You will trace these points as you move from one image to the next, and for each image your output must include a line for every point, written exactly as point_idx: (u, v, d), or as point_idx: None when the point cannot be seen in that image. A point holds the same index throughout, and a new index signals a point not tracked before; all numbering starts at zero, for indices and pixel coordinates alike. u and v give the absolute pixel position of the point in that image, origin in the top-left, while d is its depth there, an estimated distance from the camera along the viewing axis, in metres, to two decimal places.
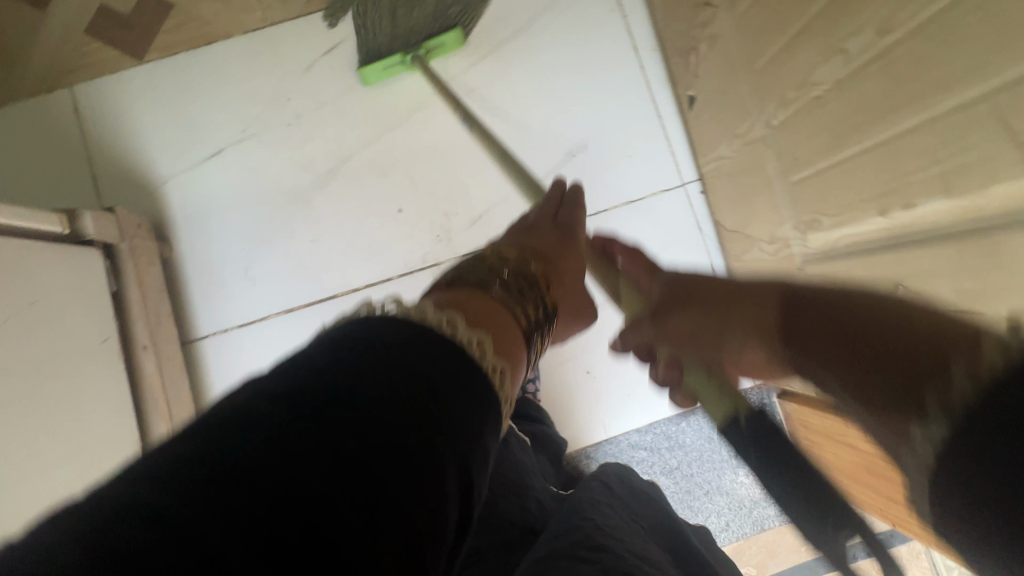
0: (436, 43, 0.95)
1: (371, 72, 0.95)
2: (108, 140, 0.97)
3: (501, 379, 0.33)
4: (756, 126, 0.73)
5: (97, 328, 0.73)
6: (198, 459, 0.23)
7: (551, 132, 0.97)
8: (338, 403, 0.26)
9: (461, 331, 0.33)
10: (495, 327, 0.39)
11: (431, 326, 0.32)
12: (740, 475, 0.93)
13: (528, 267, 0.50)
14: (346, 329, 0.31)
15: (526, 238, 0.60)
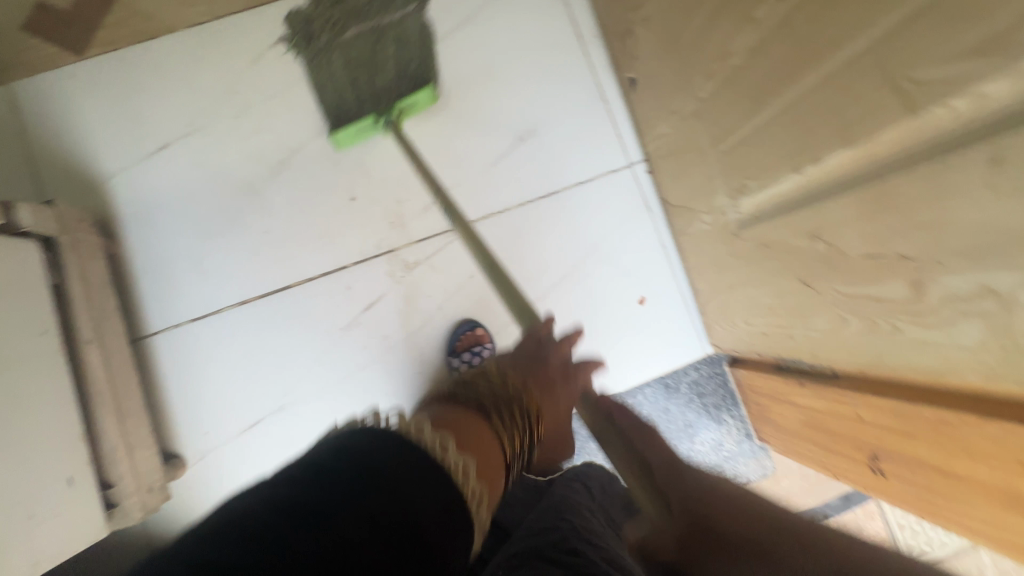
0: (408, 104, 0.93)
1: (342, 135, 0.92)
2: (48, 137, 0.94)
3: (477, 500, 0.44)
4: (688, 101, 0.77)
5: (37, 320, 0.71)
6: (266, 525, 0.34)
7: (501, 118, 1.00)
8: (364, 505, 0.37)
9: (448, 453, 0.44)
10: (479, 451, 0.50)
11: (426, 446, 0.44)
12: (696, 444, 0.96)
13: (509, 396, 0.62)
14: (370, 437, 0.43)
15: (520, 355, 0.69)
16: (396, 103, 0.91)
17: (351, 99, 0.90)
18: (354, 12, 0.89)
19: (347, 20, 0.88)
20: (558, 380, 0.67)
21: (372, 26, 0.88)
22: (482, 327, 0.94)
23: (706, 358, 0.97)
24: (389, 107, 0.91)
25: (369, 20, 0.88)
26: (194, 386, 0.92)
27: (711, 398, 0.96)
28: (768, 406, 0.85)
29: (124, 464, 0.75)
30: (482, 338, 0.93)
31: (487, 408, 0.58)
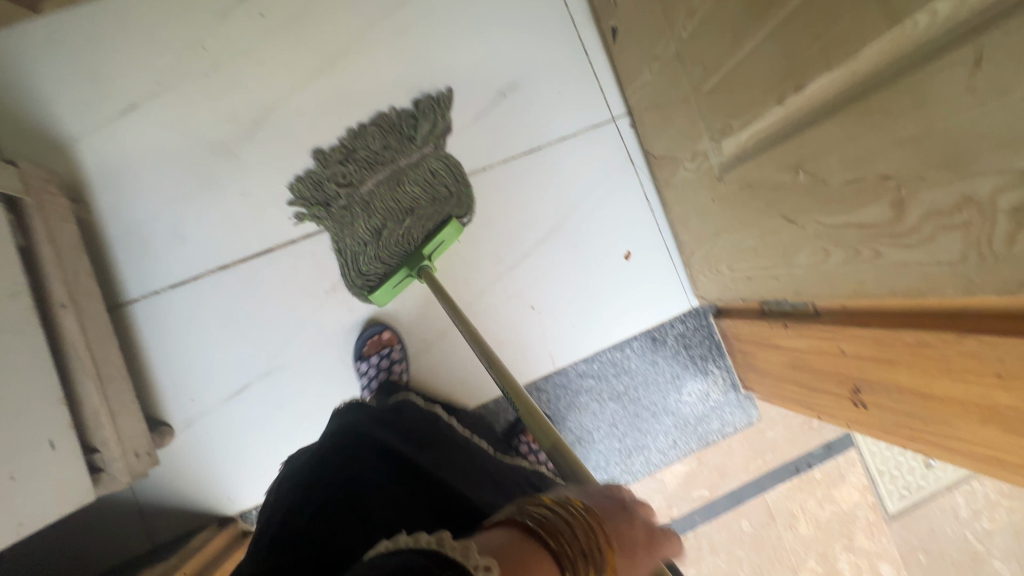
0: (436, 244, 0.90)
1: (378, 294, 0.91)
2: (6, 99, 0.90)
3: None
4: (670, 44, 0.75)
5: (9, 280, 0.68)
6: None
7: (481, 74, 0.97)
8: None
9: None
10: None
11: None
12: (684, 395, 0.97)
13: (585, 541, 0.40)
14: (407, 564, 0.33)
15: (602, 500, 0.46)
16: (423, 247, 0.90)
17: (380, 253, 0.90)
18: (369, 164, 0.91)
19: (364, 174, 0.91)
20: (639, 544, 0.46)
21: (390, 171, 0.91)
22: (390, 330, 0.93)
23: (693, 309, 0.97)
24: (419, 254, 0.89)
25: (385, 167, 0.91)
26: (179, 353, 0.90)
27: (697, 349, 0.97)
28: (753, 351, 0.87)
29: (107, 428, 0.74)
30: (390, 340, 0.92)
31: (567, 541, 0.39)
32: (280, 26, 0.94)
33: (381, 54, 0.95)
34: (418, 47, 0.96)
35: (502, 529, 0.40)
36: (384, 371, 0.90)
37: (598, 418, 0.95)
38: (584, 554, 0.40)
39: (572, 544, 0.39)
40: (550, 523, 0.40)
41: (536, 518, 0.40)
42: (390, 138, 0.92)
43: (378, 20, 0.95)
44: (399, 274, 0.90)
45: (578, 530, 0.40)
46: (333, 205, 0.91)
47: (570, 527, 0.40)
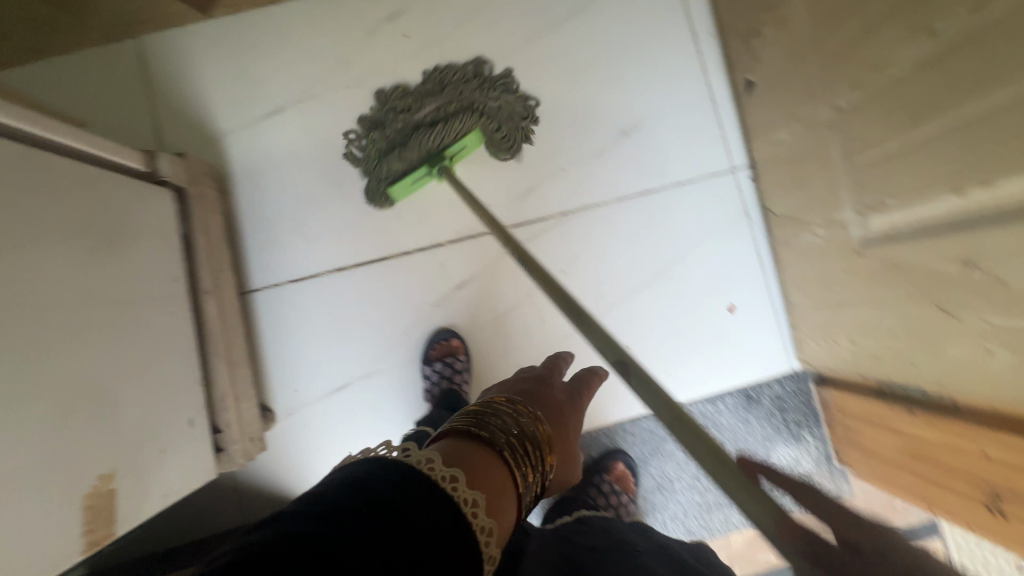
0: (459, 147, 0.92)
1: (396, 188, 0.94)
2: (171, 92, 0.99)
3: (471, 508, 0.41)
4: (821, 109, 0.74)
5: (170, 266, 0.75)
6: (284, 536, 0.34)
7: (606, 112, 0.98)
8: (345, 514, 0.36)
9: (460, 490, 0.41)
10: (496, 492, 0.45)
11: (438, 483, 0.41)
12: (773, 459, 0.94)
13: (515, 423, 0.50)
14: (349, 475, 0.40)
15: (522, 383, 0.59)
16: (447, 149, 0.91)
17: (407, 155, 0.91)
18: (431, 94, 0.96)
19: (423, 102, 0.96)
20: (564, 405, 0.58)
21: (447, 98, 0.95)
22: (458, 337, 0.95)
23: (792, 373, 0.95)
24: (442, 155, 0.90)
25: (444, 95, 0.96)
26: (291, 346, 0.96)
27: (793, 414, 0.94)
28: (859, 429, 0.84)
29: (231, 411, 0.79)
30: (457, 349, 0.94)
31: (498, 425, 0.49)
32: (421, 48, 0.98)
33: (511, 83, 0.98)
34: (547, 79, 0.98)
35: (441, 440, 0.48)
36: (446, 380, 0.92)
37: (682, 468, 0.94)
38: (516, 433, 0.49)
39: (507, 430, 0.49)
40: (481, 421, 0.50)
41: (463, 422, 0.50)
42: (444, 73, 0.97)
43: (513, 51, 0.98)
44: (421, 171, 0.92)
45: (512, 420, 0.50)
46: (388, 127, 0.96)
47: (495, 417, 0.50)
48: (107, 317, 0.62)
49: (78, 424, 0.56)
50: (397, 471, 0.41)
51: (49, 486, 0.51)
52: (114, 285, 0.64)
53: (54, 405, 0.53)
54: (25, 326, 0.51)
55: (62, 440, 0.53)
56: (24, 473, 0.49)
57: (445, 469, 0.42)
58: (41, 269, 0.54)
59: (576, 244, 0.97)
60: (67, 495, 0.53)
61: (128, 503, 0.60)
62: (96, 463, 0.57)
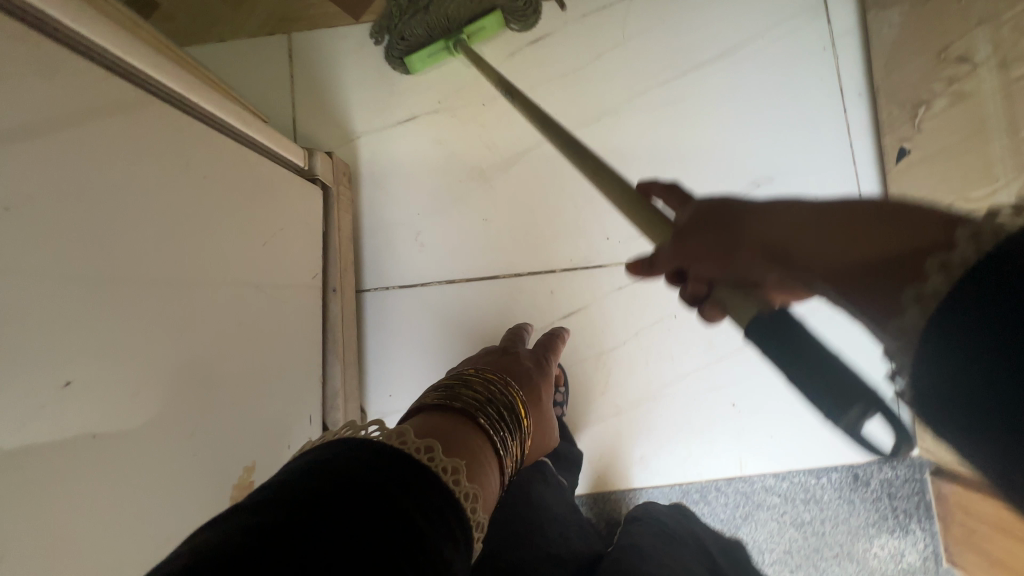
0: (477, 28, 0.95)
1: (415, 60, 0.97)
2: (313, 88, 1.02)
3: (452, 476, 0.40)
4: (999, 192, 0.70)
5: (308, 262, 0.78)
6: (271, 513, 0.31)
7: (739, 160, 0.96)
8: (340, 481, 0.34)
9: (437, 459, 0.40)
10: (477, 460, 0.48)
11: (411, 453, 0.39)
12: (874, 546, 0.88)
13: (478, 396, 0.57)
14: (328, 455, 0.37)
15: (484, 367, 0.68)
16: (466, 28, 0.94)
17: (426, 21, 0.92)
18: None
19: None
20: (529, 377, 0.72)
21: None
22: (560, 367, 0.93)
23: (908, 460, 0.89)
24: (460, 31, 0.94)
25: None
26: (393, 350, 0.96)
27: (902, 503, 0.89)
28: (990, 535, 0.77)
29: (340, 410, 0.80)
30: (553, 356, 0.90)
31: (466, 398, 0.56)
32: (559, 75, 0.99)
33: (643, 118, 0.97)
34: (682, 118, 0.97)
35: (414, 418, 0.51)
36: None
37: (774, 540, 0.89)
38: (482, 405, 0.56)
39: (477, 403, 0.56)
40: (450, 395, 0.56)
41: (431, 399, 0.55)
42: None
43: (651, 87, 0.97)
44: (438, 46, 0.96)
45: (481, 397, 0.57)
46: None
47: (465, 394, 0.57)
48: (252, 308, 0.64)
49: (226, 416, 0.58)
50: (365, 451, 0.38)
51: (198, 475, 0.53)
52: (261, 276, 0.66)
53: (210, 392, 0.56)
54: (191, 315, 0.53)
55: (212, 428, 0.56)
56: (182, 458, 0.51)
57: (417, 442, 0.41)
58: (206, 258, 0.56)
59: None
60: (213, 484, 0.55)
61: None
62: (237, 456, 0.59)
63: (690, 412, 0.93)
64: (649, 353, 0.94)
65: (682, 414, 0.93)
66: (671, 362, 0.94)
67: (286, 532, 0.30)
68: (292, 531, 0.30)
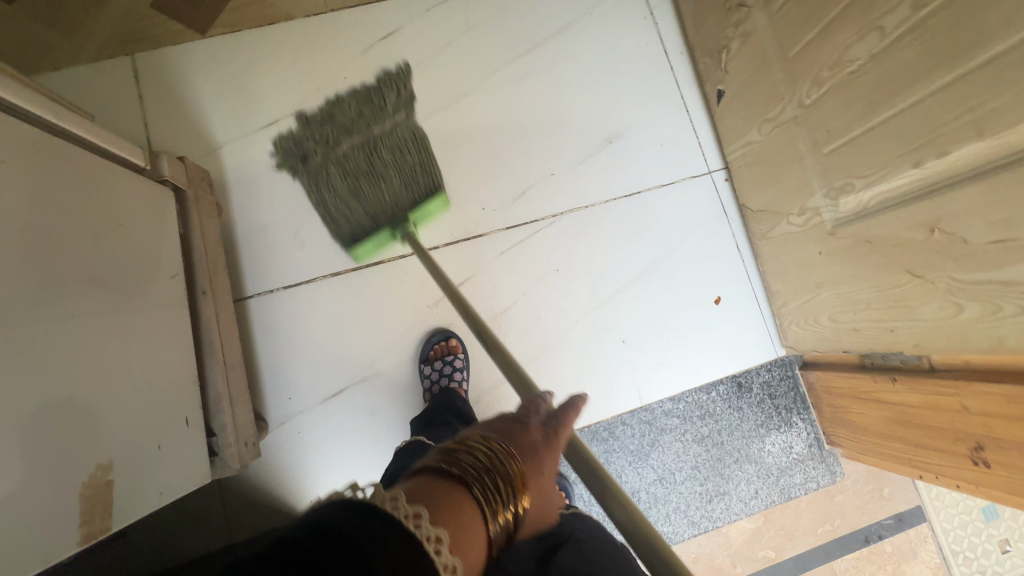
0: (420, 211, 0.94)
1: (360, 248, 0.94)
2: (165, 105, 1.00)
3: (434, 551, 0.35)
4: (787, 107, 0.82)
5: (167, 263, 0.75)
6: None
7: (590, 122, 1.05)
8: (332, 546, 0.32)
9: (424, 528, 0.36)
10: (464, 537, 0.40)
11: (400, 520, 0.35)
12: (767, 444, 0.97)
13: (486, 463, 0.44)
14: (329, 514, 0.34)
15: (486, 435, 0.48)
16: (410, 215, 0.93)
17: (359, 214, 0.91)
18: (349, 130, 0.90)
19: (340, 137, 0.90)
20: (544, 458, 0.49)
21: (366, 137, 0.89)
22: (457, 338, 0.96)
23: (779, 359, 0.99)
24: (404, 219, 0.92)
25: (363, 132, 0.90)
26: (286, 351, 0.94)
27: (782, 400, 0.98)
28: (846, 407, 0.88)
29: (227, 413, 0.77)
30: (455, 349, 0.94)
31: (474, 460, 0.44)
32: (415, 65, 1.04)
33: (497, 96, 1.04)
34: (533, 92, 1.05)
35: (416, 476, 0.44)
36: (445, 378, 0.92)
37: (681, 459, 0.95)
38: (488, 473, 0.44)
39: (484, 466, 0.44)
40: (456, 455, 0.45)
41: (439, 456, 0.45)
42: (365, 104, 0.93)
43: (500, 68, 1.05)
44: (382, 236, 0.93)
45: (492, 460, 0.45)
46: (309, 160, 0.91)
47: (469, 456, 0.45)
48: (103, 301, 0.61)
49: (76, 409, 0.53)
50: (365, 511, 0.35)
51: (46, 470, 0.49)
52: (110, 272, 0.63)
53: (55, 382, 0.51)
54: (27, 301, 0.50)
55: (61, 422, 0.51)
56: (24, 448, 0.47)
57: (407, 507, 0.36)
58: (41, 245, 0.53)
59: (568, 244, 1.01)
60: (65, 483, 0.51)
61: (126, 497, 0.58)
62: (96, 452, 0.54)
63: (587, 358, 0.98)
64: (538, 309, 0.99)
65: (579, 360, 0.98)
66: (561, 315, 0.99)
67: None
68: None
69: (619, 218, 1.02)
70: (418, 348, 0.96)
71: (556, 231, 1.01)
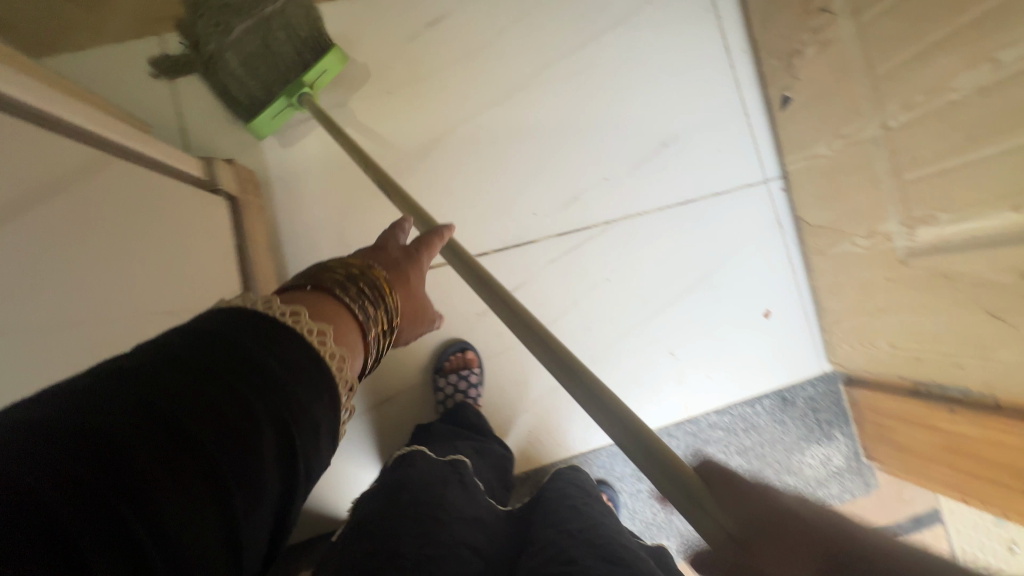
0: (318, 73, 0.88)
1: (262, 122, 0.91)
2: (200, 93, 0.94)
3: (317, 338, 0.35)
4: (867, 126, 0.79)
5: (220, 280, 0.74)
6: (65, 423, 0.25)
7: (646, 124, 1.00)
8: (154, 371, 0.28)
9: (303, 323, 0.35)
10: (343, 330, 0.41)
11: (275, 317, 0.34)
12: (807, 457, 0.99)
13: (359, 279, 0.46)
14: (160, 341, 0.31)
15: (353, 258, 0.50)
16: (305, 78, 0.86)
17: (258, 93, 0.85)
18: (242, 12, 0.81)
19: (233, 21, 0.81)
20: (405, 280, 0.54)
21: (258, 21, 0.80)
22: (473, 350, 0.93)
23: (823, 373, 1.00)
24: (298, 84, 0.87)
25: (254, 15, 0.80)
26: None
27: (824, 414, 0.99)
28: (893, 427, 0.89)
29: None
30: (471, 362, 0.92)
31: (343, 279, 0.45)
32: (463, 55, 0.97)
33: (551, 92, 0.99)
34: (588, 91, 0.99)
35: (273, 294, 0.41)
36: (461, 393, 0.90)
37: None
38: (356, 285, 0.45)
39: (347, 283, 0.45)
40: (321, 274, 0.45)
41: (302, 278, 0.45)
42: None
43: (553, 62, 0.99)
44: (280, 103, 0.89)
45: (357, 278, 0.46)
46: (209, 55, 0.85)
47: (333, 274, 0.45)
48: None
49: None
50: (214, 323, 0.33)
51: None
52: None
53: None
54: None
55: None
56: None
57: (284, 307, 0.36)
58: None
59: (619, 251, 0.98)
60: None
61: None
62: None
63: (632, 366, 0.97)
64: (589, 318, 0.97)
65: (628, 371, 0.97)
66: (608, 323, 0.98)
67: (85, 441, 0.25)
68: (90, 442, 0.25)
69: (676, 227, 0.99)
70: (432, 358, 0.95)
71: (611, 237, 0.98)
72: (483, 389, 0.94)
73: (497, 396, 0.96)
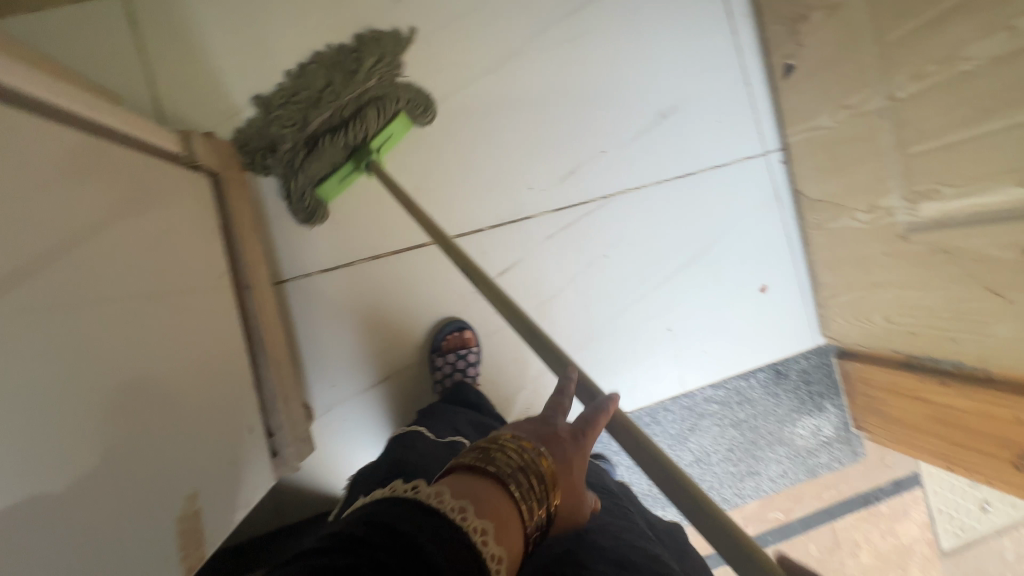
0: (385, 137, 0.85)
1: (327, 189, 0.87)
2: (172, 61, 0.87)
3: (480, 536, 0.37)
4: (873, 97, 0.77)
5: (207, 261, 0.71)
6: None
7: (644, 94, 0.97)
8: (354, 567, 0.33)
9: (469, 519, 0.38)
10: (500, 521, 0.40)
11: (445, 513, 0.37)
12: (798, 428, 1.01)
13: (524, 471, 0.43)
14: (355, 528, 0.36)
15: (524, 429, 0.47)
16: (373, 142, 0.83)
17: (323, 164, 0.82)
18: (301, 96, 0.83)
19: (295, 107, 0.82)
20: (573, 466, 0.46)
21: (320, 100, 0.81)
22: (470, 329, 0.92)
23: (817, 347, 1.01)
24: (363, 146, 0.83)
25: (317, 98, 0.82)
26: (328, 339, 0.91)
27: (817, 386, 1.01)
28: (883, 399, 0.91)
29: (282, 412, 0.78)
30: (469, 342, 0.91)
31: (509, 468, 0.43)
32: (454, 18, 0.92)
33: (547, 59, 0.94)
34: (585, 58, 0.95)
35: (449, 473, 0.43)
36: (459, 372, 0.89)
37: (717, 442, 0.99)
38: (519, 474, 0.43)
39: (514, 467, 0.43)
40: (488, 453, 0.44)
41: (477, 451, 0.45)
42: (332, 72, 0.84)
43: (548, 27, 0.94)
44: (347, 169, 0.85)
45: (522, 463, 0.43)
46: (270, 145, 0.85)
47: (504, 458, 0.43)
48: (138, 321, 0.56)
49: (135, 442, 0.51)
50: (396, 513, 0.37)
51: (116, 509, 0.47)
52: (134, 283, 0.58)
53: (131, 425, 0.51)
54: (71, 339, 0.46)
55: (123, 459, 0.49)
56: (82, 491, 0.44)
57: (453, 501, 0.39)
58: (65, 276, 0.47)
59: (617, 227, 0.96)
60: (165, 523, 0.52)
61: (208, 523, 0.59)
62: (182, 485, 0.56)
63: (628, 342, 0.97)
64: (586, 296, 0.96)
65: (624, 348, 0.97)
66: (604, 299, 0.97)
67: None
68: None
69: (674, 202, 0.98)
70: (428, 337, 0.93)
71: (609, 212, 0.96)
72: (480, 367, 0.93)
73: (493, 374, 0.95)
